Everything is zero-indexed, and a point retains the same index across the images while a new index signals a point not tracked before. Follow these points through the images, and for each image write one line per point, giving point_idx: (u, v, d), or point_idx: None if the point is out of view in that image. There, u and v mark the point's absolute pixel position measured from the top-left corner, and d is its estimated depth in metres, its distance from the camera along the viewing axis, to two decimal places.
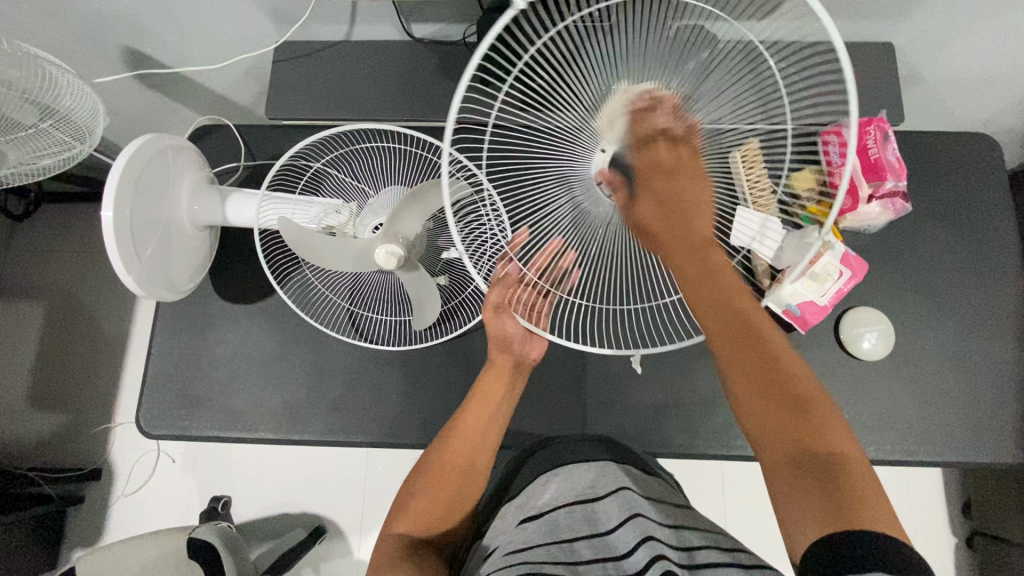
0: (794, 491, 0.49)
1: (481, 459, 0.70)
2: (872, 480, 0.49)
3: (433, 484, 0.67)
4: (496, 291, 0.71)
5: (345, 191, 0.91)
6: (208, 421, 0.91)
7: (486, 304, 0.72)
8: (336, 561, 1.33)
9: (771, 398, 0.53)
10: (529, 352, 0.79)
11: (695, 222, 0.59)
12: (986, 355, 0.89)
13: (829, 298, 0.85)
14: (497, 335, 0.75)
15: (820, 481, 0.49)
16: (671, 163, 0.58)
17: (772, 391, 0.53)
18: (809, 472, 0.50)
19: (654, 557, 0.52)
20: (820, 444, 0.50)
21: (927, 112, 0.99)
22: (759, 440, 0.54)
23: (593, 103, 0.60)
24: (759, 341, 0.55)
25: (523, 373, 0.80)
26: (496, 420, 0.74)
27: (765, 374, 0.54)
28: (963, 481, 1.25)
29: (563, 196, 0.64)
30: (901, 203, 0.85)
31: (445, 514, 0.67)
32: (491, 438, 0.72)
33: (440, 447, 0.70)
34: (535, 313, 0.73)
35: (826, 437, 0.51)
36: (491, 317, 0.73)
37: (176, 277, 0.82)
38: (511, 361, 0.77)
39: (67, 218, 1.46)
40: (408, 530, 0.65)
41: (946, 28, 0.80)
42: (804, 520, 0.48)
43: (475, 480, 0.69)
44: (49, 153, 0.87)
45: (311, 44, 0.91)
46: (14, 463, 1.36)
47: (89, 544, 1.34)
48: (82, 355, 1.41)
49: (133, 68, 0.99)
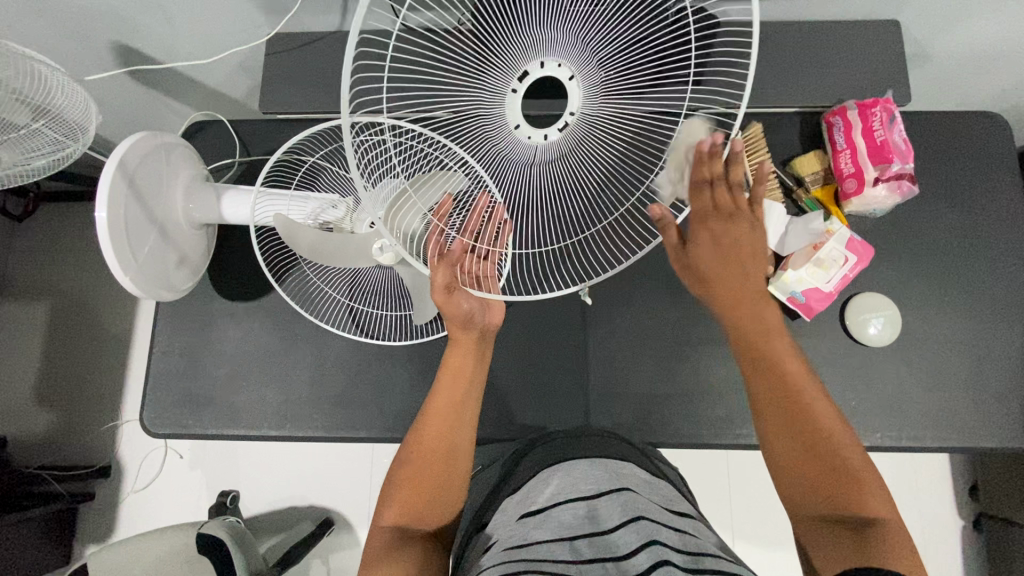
0: (826, 545, 0.55)
1: (459, 439, 0.69)
2: (907, 540, 0.53)
3: (417, 471, 0.66)
4: (442, 273, 0.65)
5: (342, 185, 0.90)
6: (210, 419, 0.91)
7: (434, 289, 0.66)
8: (344, 553, 1.34)
9: (810, 449, 0.60)
10: (489, 319, 0.75)
11: (752, 272, 0.65)
12: (993, 339, 0.87)
13: (834, 285, 0.83)
14: (455, 314, 0.70)
15: (857, 536, 0.54)
16: (727, 207, 0.62)
17: (811, 451, 0.60)
18: (848, 524, 0.55)
19: (657, 561, 0.51)
20: (857, 504, 0.56)
21: (934, 91, 0.97)
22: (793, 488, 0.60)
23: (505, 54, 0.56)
24: (798, 402, 0.62)
25: (489, 341, 0.77)
26: (472, 393, 0.73)
27: (805, 434, 0.60)
28: (973, 464, 1.24)
29: (486, 143, 0.62)
30: (908, 185, 0.82)
31: (437, 503, 0.66)
32: (465, 417, 0.70)
33: (421, 432, 0.69)
34: (484, 280, 0.70)
35: (865, 499, 0.56)
36: (444, 299, 0.68)
37: (172, 277, 0.81)
38: (476, 336, 0.73)
39: (67, 217, 1.46)
40: (397, 520, 0.64)
41: (954, 4, 0.78)
42: (836, 554, 0.54)
43: (460, 463, 0.68)
44: (42, 153, 0.86)
45: (302, 35, 0.89)
46: (24, 460, 1.37)
47: (101, 539, 1.36)
48: (87, 353, 1.41)
49: (124, 64, 0.97)
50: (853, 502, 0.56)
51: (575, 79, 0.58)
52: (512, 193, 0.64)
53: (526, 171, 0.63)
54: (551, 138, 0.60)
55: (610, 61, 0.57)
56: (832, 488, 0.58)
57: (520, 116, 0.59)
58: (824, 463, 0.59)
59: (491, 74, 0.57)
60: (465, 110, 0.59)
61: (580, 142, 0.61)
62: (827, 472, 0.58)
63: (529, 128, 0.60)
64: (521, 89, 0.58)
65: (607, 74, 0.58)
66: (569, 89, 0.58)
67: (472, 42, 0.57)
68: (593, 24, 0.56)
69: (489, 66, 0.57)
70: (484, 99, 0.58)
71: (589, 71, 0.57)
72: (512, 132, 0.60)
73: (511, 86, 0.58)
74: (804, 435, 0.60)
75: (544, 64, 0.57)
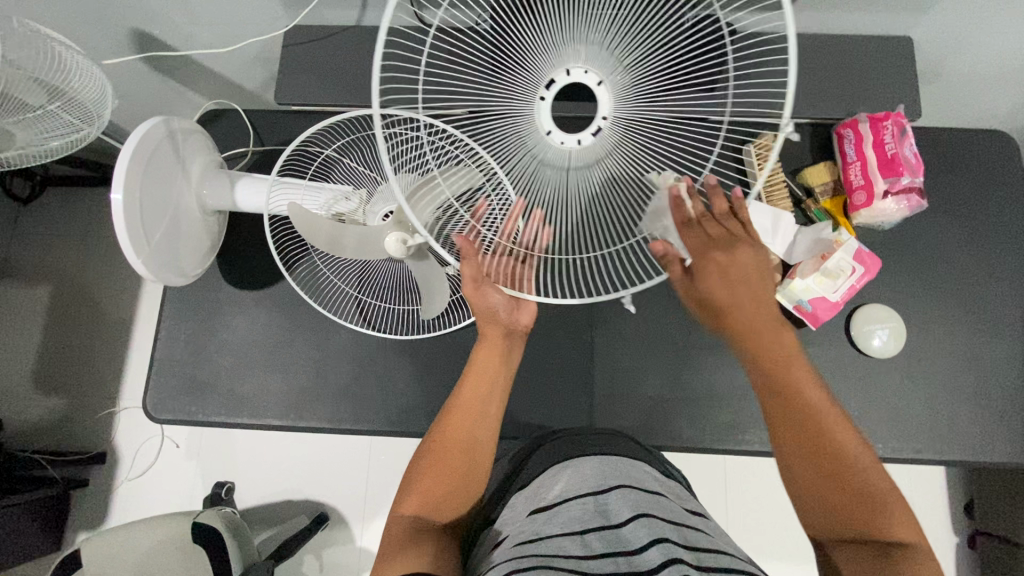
0: (854, 569, 0.54)
1: (482, 436, 0.68)
2: (935, 569, 0.51)
3: (440, 464, 0.66)
4: (470, 267, 0.67)
5: (356, 177, 0.90)
6: (214, 407, 0.91)
7: (464, 283, 0.68)
8: (338, 549, 1.33)
9: (834, 487, 0.56)
10: (519, 320, 0.74)
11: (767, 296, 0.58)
12: (995, 353, 0.88)
13: (841, 294, 0.84)
14: (482, 307, 0.70)
15: (892, 571, 0.51)
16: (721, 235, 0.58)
17: (840, 491, 0.55)
18: (883, 564, 0.52)
19: (668, 559, 0.50)
20: (885, 535, 0.53)
21: (943, 108, 0.98)
22: (810, 517, 0.57)
23: (533, 60, 0.59)
24: (826, 448, 0.56)
25: (518, 341, 0.75)
26: (497, 391, 0.72)
27: (824, 463, 0.56)
28: (969, 479, 1.24)
29: (520, 149, 0.62)
30: (918, 199, 0.83)
31: (456, 497, 0.65)
32: (489, 415, 0.70)
33: (442, 426, 0.69)
34: (519, 281, 0.70)
35: (894, 529, 0.53)
36: (473, 293, 0.69)
37: (182, 261, 0.81)
38: (503, 331, 0.73)
39: (72, 201, 1.46)
40: (417, 510, 0.64)
41: (965, 22, 0.79)
42: None
43: (480, 458, 0.67)
44: (56, 134, 0.86)
45: (321, 28, 0.90)
46: (19, 444, 1.36)
47: (93, 526, 1.35)
48: (86, 339, 1.41)
49: (140, 51, 0.98)
50: (884, 534, 0.53)
51: (604, 85, 0.59)
52: (551, 199, 0.64)
53: (561, 175, 0.62)
54: (583, 142, 0.60)
55: (638, 64, 0.59)
56: (862, 523, 0.54)
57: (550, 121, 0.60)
58: (856, 497, 0.55)
59: (523, 86, 0.60)
60: (497, 117, 0.62)
61: (617, 144, 0.61)
62: (857, 506, 0.55)
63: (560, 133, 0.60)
64: (549, 96, 0.60)
65: (637, 80, 0.59)
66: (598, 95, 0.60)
67: (504, 56, 0.61)
68: (620, 30, 0.58)
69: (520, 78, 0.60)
70: (514, 104, 0.61)
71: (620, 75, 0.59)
72: (542, 137, 0.61)
73: (539, 93, 0.60)
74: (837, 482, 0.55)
75: (571, 72, 0.59)
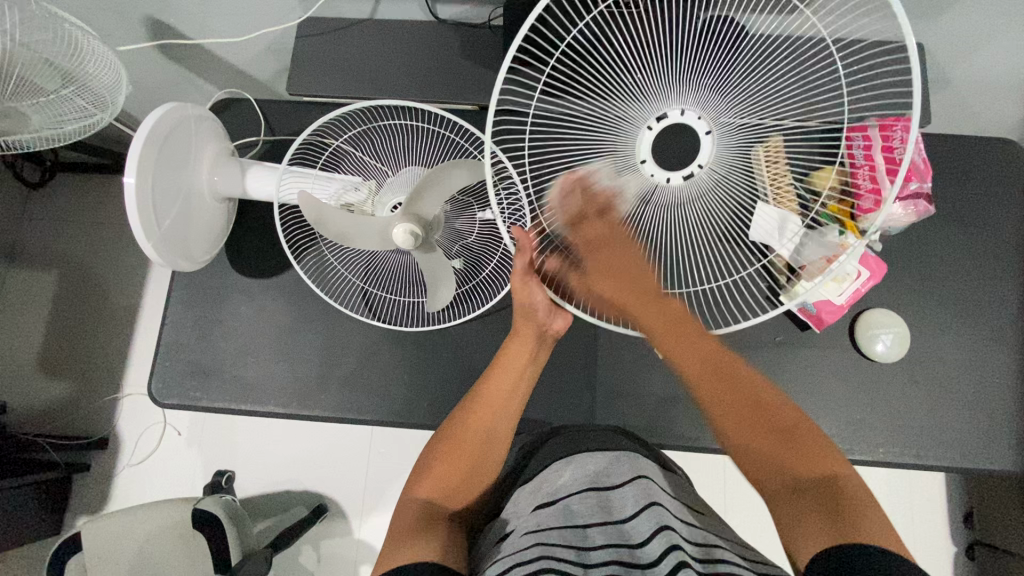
0: (800, 518, 0.54)
1: (501, 425, 0.70)
2: (862, 492, 0.55)
3: (455, 449, 0.67)
4: (523, 258, 0.68)
5: (366, 169, 0.90)
6: (219, 393, 0.91)
7: (515, 272, 0.69)
8: (335, 541, 1.34)
9: (759, 430, 0.61)
10: (552, 322, 0.75)
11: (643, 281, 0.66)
12: (997, 360, 0.88)
13: (846, 297, 0.85)
14: (523, 300, 0.71)
15: (828, 507, 0.53)
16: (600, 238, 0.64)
17: (765, 433, 0.60)
18: (817, 499, 0.55)
19: (670, 546, 0.51)
20: (812, 470, 0.58)
21: (952, 116, 0.98)
22: (748, 461, 0.61)
23: (641, 88, 0.59)
24: (736, 386, 0.63)
25: (545, 345, 0.76)
26: (521, 386, 0.73)
27: (747, 414, 0.62)
28: (968, 488, 1.24)
29: None
30: (924, 205, 0.85)
31: (467, 483, 0.67)
32: (512, 405, 0.71)
33: (461, 416, 0.70)
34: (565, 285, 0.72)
35: (818, 462, 0.58)
36: (520, 284, 0.70)
37: (193, 246, 0.82)
38: (536, 330, 0.73)
39: (82, 188, 1.46)
40: (429, 494, 0.65)
41: (980, 28, 0.79)
42: (806, 535, 0.52)
43: (496, 448, 0.69)
44: (71, 120, 0.85)
45: (335, 21, 0.91)
46: (23, 427, 1.37)
47: (94, 510, 1.36)
48: (92, 324, 1.42)
49: (155, 38, 0.98)
50: (814, 473, 0.57)
51: (711, 133, 0.59)
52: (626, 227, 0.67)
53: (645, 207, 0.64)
54: (673, 182, 0.60)
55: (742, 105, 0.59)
56: (790, 458, 0.59)
57: (649, 151, 0.59)
58: (781, 442, 0.60)
59: (629, 115, 0.59)
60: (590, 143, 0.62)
61: (706, 187, 0.61)
62: (787, 455, 0.59)
63: (655, 165, 0.59)
64: (657, 128, 0.58)
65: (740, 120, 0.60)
66: (704, 142, 0.59)
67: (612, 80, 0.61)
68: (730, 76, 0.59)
69: (627, 104, 0.59)
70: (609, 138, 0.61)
71: (726, 123, 0.59)
72: (636, 167, 0.60)
73: (647, 122, 0.59)
74: (755, 419, 0.61)
75: (684, 112, 0.58)
